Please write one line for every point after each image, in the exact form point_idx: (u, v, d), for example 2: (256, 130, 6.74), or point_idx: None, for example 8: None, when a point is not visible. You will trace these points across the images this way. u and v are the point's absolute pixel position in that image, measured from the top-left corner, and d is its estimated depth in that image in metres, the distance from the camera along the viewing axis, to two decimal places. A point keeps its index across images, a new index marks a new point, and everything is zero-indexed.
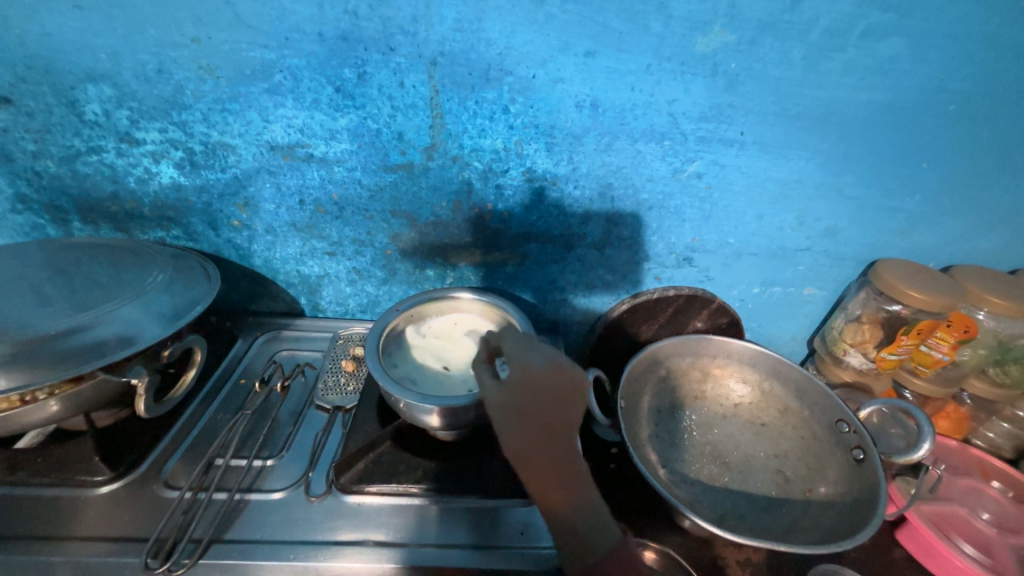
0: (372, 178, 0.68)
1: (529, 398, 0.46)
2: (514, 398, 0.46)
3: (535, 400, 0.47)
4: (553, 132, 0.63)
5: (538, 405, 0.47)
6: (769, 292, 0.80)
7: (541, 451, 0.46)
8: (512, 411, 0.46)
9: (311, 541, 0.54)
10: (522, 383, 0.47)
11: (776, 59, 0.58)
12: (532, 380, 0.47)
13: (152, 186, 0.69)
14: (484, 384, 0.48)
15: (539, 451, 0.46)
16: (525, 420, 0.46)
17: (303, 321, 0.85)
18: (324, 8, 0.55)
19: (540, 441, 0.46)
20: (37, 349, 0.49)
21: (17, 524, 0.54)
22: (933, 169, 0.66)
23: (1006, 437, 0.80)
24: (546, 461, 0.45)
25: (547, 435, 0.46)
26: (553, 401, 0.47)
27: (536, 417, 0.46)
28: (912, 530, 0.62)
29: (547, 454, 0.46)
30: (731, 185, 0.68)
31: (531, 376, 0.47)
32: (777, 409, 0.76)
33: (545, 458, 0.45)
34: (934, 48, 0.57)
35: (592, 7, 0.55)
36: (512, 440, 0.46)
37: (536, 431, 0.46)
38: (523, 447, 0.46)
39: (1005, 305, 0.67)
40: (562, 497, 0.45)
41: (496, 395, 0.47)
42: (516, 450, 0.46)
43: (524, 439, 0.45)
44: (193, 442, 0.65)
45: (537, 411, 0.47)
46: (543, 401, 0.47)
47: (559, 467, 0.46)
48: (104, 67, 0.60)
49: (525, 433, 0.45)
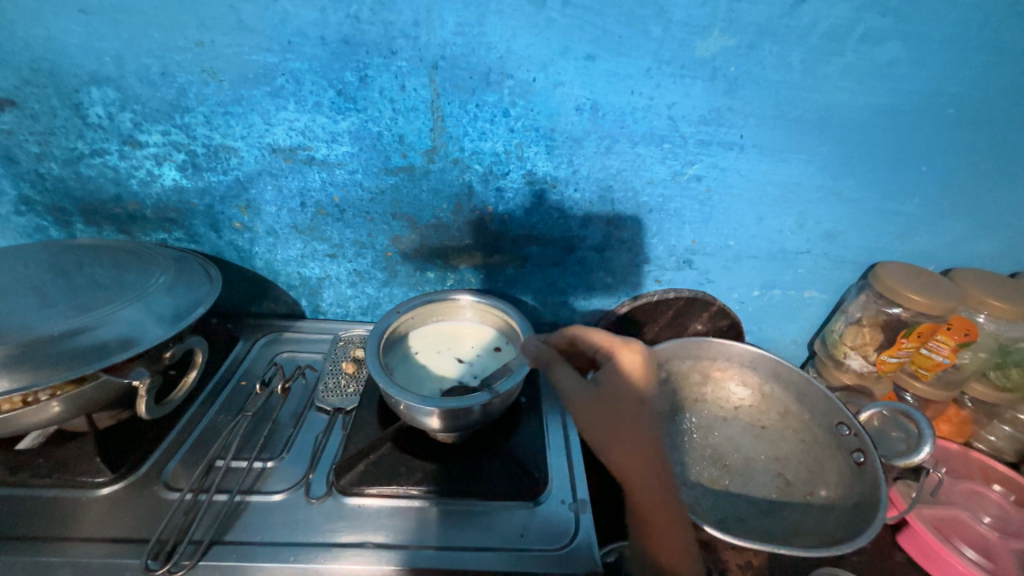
0: (373, 180, 0.68)
1: (620, 391, 0.57)
2: (602, 392, 0.57)
3: (623, 395, 0.57)
4: (553, 135, 0.63)
5: (629, 400, 0.57)
6: (769, 294, 0.80)
7: (631, 443, 0.56)
8: (602, 402, 0.57)
9: (311, 542, 0.54)
10: (612, 378, 0.58)
11: (775, 63, 0.58)
12: (622, 376, 0.58)
13: (154, 188, 0.69)
14: (571, 382, 0.58)
15: (635, 450, 0.55)
16: (618, 415, 0.57)
17: (304, 323, 0.85)
18: (326, 12, 0.56)
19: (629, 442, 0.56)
20: (40, 349, 0.50)
21: (17, 525, 0.54)
22: (932, 173, 0.66)
23: (1008, 441, 0.79)
24: (637, 456, 0.55)
25: (636, 431, 0.56)
26: (640, 397, 0.58)
27: (628, 410, 0.57)
28: (914, 534, 0.62)
29: (638, 445, 0.56)
30: (731, 188, 0.68)
31: (622, 373, 0.58)
32: (777, 412, 0.76)
33: (637, 450, 0.55)
34: (932, 52, 0.58)
35: (592, 11, 0.55)
36: (605, 433, 0.56)
37: (627, 425, 0.56)
38: (620, 446, 0.56)
39: (1005, 308, 0.67)
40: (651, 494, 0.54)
41: (583, 390, 0.58)
42: (609, 441, 0.56)
43: (614, 430, 0.56)
44: (194, 443, 0.65)
45: (627, 406, 0.57)
46: (632, 395, 0.58)
47: (651, 462, 0.55)
48: (108, 71, 0.60)
49: (618, 428, 0.56)
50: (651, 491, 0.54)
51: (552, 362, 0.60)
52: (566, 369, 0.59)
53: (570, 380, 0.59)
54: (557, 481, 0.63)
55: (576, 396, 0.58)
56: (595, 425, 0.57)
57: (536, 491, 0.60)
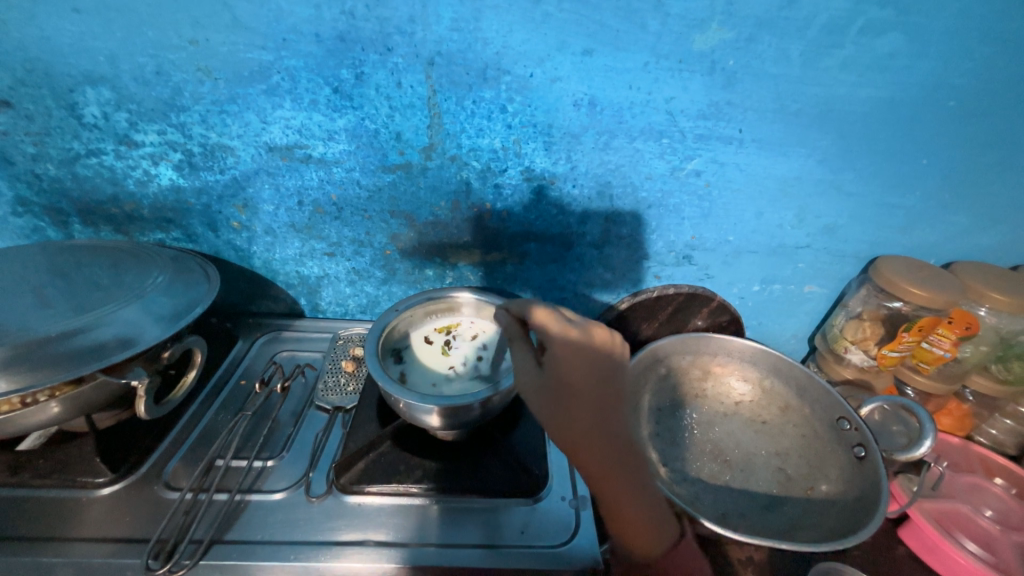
0: (370, 178, 0.68)
1: (574, 374, 0.50)
2: (554, 378, 0.50)
3: (575, 380, 0.50)
4: (550, 131, 0.63)
5: (585, 386, 0.50)
6: (769, 290, 0.80)
7: (593, 434, 0.48)
8: (555, 389, 0.49)
9: (312, 541, 0.54)
10: (566, 358, 0.50)
11: (774, 56, 0.57)
12: (578, 355, 0.50)
13: (151, 188, 0.69)
14: (525, 366, 0.51)
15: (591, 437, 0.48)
16: (570, 402, 0.49)
17: (303, 322, 0.85)
18: (321, 9, 0.55)
19: (585, 424, 0.48)
20: (38, 350, 0.50)
21: (17, 526, 0.54)
22: (933, 165, 0.66)
23: (1009, 434, 0.79)
24: (600, 451, 0.48)
25: (596, 420, 0.49)
26: (598, 382, 0.50)
27: (588, 396, 0.49)
28: (916, 529, 0.62)
29: (601, 435, 0.48)
30: (730, 182, 0.68)
31: (573, 348, 0.50)
32: (778, 407, 0.76)
33: (603, 442, 0.48)
34: (933, 44, 0.57)
35: (588, 6, 0.55)
36: (561, 426, 0.49)
37: (587, 415, 0.49)
38: (574, 428, 0.48)
39: (1007, 301, 0.67)
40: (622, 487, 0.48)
41: (534, 377, 0.51)
42: (568, 434, 0.49)
43: (573, 424, 0.48)
44: (194, 443, 0.65)
45: (587, 391, 0.50)
46: (590, 379, 0.50)
47: (613, 448, 0.48)
48: (102, 70, 0.60)
49: (571, 410, 0.49)
50: (623, 481, 0.48)
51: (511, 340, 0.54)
52: (524, 351, 0.53)
53: (523, 362, 0.52)
54: (557, 478, 0.63)
55: (528, 383, 0.51)
56: (550, 417, 0.49)
57: (536, 488, 0.60)
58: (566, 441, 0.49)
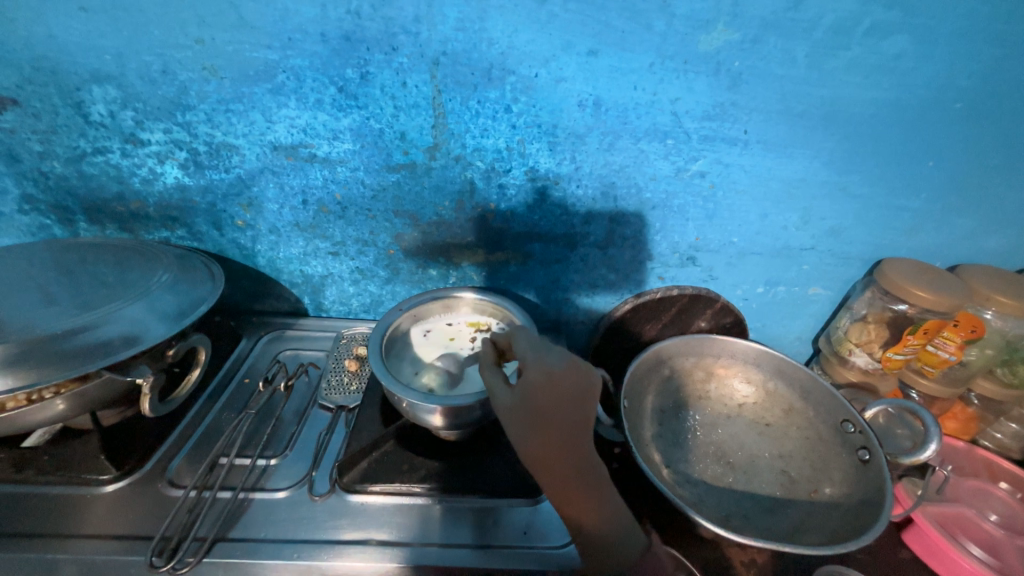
0: (374, 178, 0.68)
1: (550, 404, 0.47)
2: (527, 405, 0.48)
3: (550, 406, 0.47)
4: (555, 131, 0.63)
5: (554, 414, 0.48)
6: (774, 291, 0.79)
7: (562, 457, 0.47)
8: (529, 417, 0.47)
9: (315, 540, 0.54)
10: (538, 391, 0.48)
11: (779, 57, 0.57)
12: (555, 389, 0.48)
13: (157, 187, 0.69)
14: (497, 389, 0.50)
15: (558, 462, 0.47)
16: (540, 426, 0.47)
17: (306, 321, 0.85)
18: (326, 9, 0.55)
19: (552, 449, 0.47)
20: (43, 348, 0.50)
21: (22, 522, 0.54)
22: (939, 168, 0.66)
23: (1014, 438, 0.79)
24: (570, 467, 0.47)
25: (566, 442, 0.47)
26: (568, 413, 0.48)
27: (561, 423, 0.47)
28: (919, 532, 0.61)
29: (570, 453, 0.47)
30: (734, 184, 0.67)
31: (545, 378, 0.48)
32: (782, 409, 0.75)
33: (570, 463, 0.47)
34: (940, 45, 0.57)
35: (594, 6, 0.54)
36: (531, 451, 0.47)
37: (559, 438, 0.47)
38: (538, 451, 0.47)
39: (1014, 305, 0.66)
40: (593, 512, 0.47)
41: (510, 400, 0.49)
42: (536, 458, 0.47)
43: (542, 447, 0.47)
44: (198, 441, 0.65)
45: (560, 417, 0.48)
46: (568, 411, 0.48)
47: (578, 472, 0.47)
48: (109, 69, 0.60)
49: (540, 435, 0.47)
50: (588, 503, 0.47)
51: (485, 366, 0.53)
52: (496, 373, 0.52)
53: (497, 387, 0.50)
54: None
55: (502, 406, 0.49)
56: (519, 439, 0.48)
57: (539, 489, 0.60)
58: (532, 461, 0.47)
